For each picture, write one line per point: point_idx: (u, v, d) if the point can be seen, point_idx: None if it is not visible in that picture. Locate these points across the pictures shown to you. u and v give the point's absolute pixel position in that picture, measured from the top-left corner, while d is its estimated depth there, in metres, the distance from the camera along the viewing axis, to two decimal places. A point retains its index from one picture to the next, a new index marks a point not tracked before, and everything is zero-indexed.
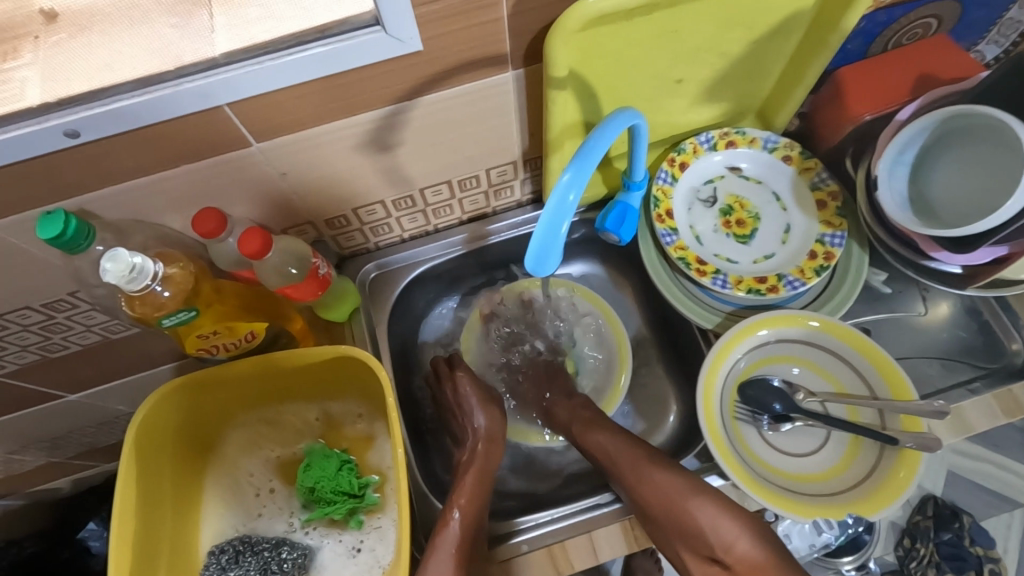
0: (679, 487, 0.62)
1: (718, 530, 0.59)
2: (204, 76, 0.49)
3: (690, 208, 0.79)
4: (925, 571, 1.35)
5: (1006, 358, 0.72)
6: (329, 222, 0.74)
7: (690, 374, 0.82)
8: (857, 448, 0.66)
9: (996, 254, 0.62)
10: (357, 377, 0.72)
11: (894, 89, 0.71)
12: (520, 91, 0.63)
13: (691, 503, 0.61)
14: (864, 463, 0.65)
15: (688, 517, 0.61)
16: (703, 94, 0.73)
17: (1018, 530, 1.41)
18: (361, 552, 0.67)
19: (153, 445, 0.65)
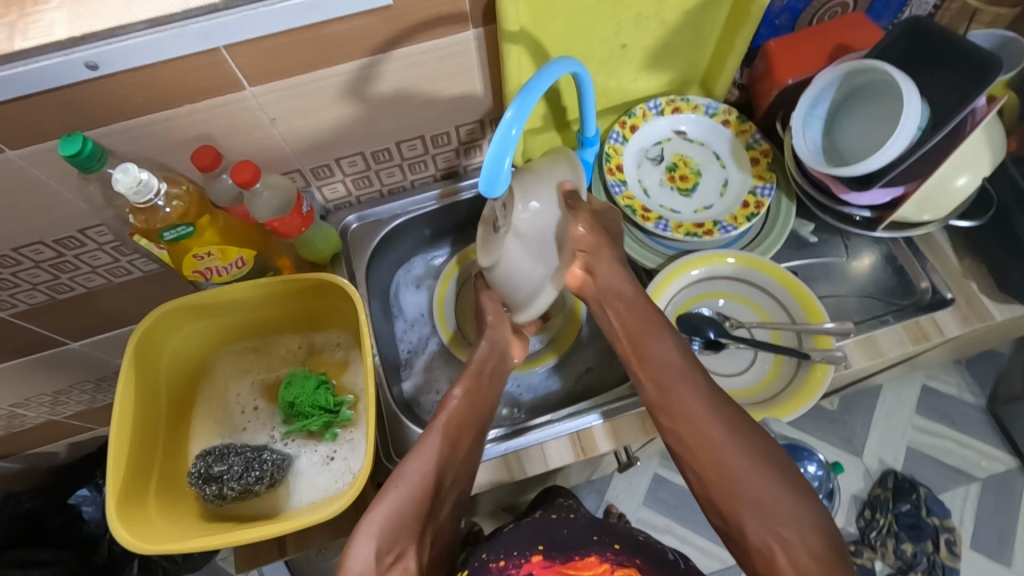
0: (679, 373, 0.61)
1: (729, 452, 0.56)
2: (206, 19, 0.58)
3: (640, 165, 0.88)
4: (885, 540, 1.36)
5: (916, 295, 0.81)
6: (314, 171, 0.82)
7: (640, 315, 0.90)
8: (779, 366, 0.76)
9: (893, 194, 0.72)
10: (337, 309, 0.80)
11: (816, 57, 0.80)
12: (482, 49, 0.73)
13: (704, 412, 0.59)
14: (783, 378, 0.74)
15: (692, 416, 0.59)
16: (647, 61, 0.83)
17: (976, 502, 1.41)
18: (335, 460, 0.75)
19: (152, 359, 0.73)
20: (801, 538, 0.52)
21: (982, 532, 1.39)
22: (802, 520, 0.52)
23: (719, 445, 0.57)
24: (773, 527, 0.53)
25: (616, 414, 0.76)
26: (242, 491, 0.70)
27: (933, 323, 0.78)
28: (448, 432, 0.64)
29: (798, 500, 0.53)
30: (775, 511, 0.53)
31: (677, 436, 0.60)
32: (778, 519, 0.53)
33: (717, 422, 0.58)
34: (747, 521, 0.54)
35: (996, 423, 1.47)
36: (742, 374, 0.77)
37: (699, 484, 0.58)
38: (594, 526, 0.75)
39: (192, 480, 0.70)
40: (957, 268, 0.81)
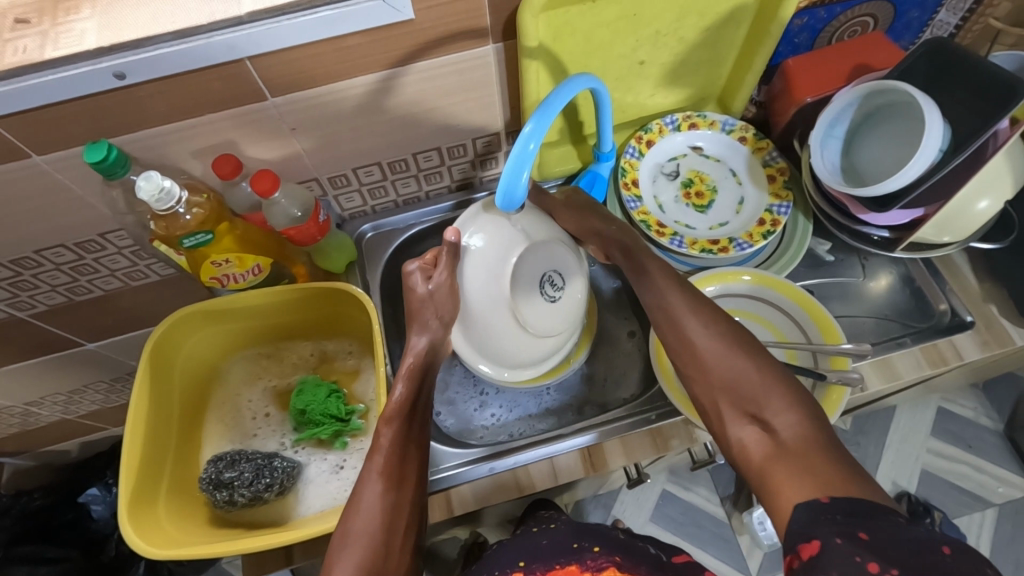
0: (665, 279, 0.62)
1: (724, 364, 0.55)
2: (232, 31, 0.59)
3: (655, 180, 0.88)
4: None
5: (934, 318, 0.80)
6: (331, 180, 0.83)
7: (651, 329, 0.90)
8: None
9: (913, 215, 0.72)
10: (351, 317, 0.80)
11: (835, 77, 0.80)
12: (501, 63, 0.74)
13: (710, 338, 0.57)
14: None
15: (674, 318, 0.59)
16: (664, 77, 0.83)
17: (992, 529, 1.38)
18: (344, 469, 0.75)
19: (166, 362, 0.73)
20: (783, 424, 0.51)
21: (998, 559, 1.36)
22: (778, 404, 0.52)
23: (713, 339, 0.57)
24: (752, 409, 0.53)
25: (628, 430, 0.76)
26: (252, 498, 0.70)
27: (951, 346, 0.77)
28: (393, 451, 0.61)
29: (775, 385, 0.53)
30: (761, 397, 0.53)
31: (664, 336, 0.60)
32: (756, 402, 0.53)
33: (697, 321, 0.58)
34: (721, 401, 0.55)
35: (1013, 447, 1.44)
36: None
37: (686, 380, 0.58)
38: (577, 529, 0.76)
39: (202, 486, 0.71)
40: (976, 291, 0.80)
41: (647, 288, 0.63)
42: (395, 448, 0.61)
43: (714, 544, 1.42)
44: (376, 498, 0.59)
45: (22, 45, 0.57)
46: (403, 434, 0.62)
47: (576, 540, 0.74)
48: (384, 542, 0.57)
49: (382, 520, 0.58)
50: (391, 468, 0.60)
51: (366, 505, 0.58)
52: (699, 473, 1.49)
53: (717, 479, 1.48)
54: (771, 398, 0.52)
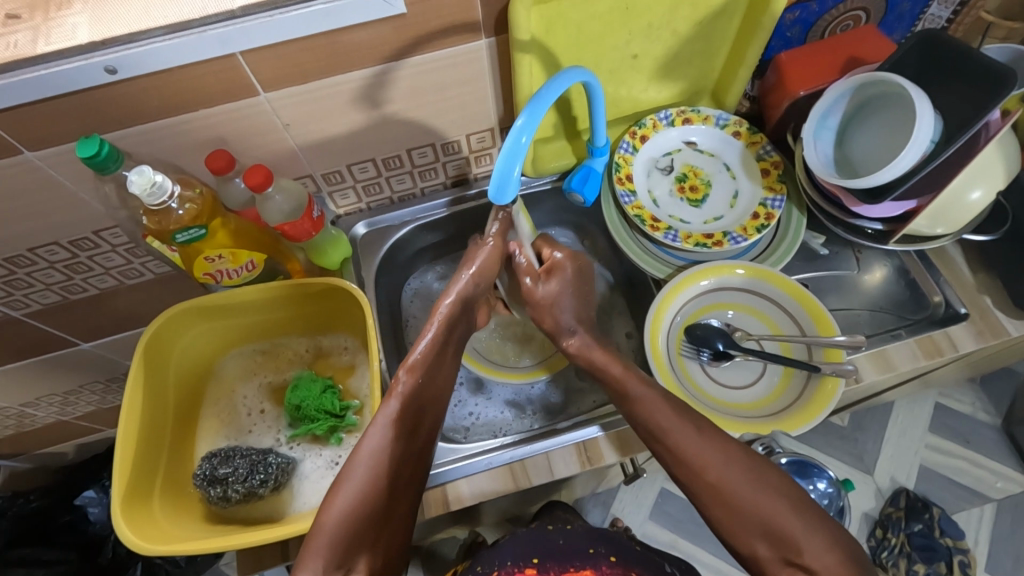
0: (671, 410, 0.61)
1: (747, 494, 0.56)
2: (223, 25, 0.59)
3: (649, 175, 0.88)
4: (897, 561, 1.34)
5: (929, 310, 0.80)
6: (326, 176, 0.83)
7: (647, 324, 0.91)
8: (789, 380, 0.74)
9: (906, 207, 0.72)
10: (346, 314, 0.80)
11: (828, 70, 0.80)
12: (493, 57, 0.74)
13: (724, 466, 0.57)
14: (793, 392, 0.73)
15: (682, 452, 0.59)
16: (657, 72, 0.83)
17: (990, 524, 1.38)
18: (339, 465, 0.75)
19: (160, 358, 0.73)
20: (822, 563, 0.51)
21: (997, 554, 1.36)
22: (815, 542, 0.52)
23: (725, 462, 0.58)
24: (788, 550, 0.53)
25: (624, 424, 0.75)
26: (247, 493, 0.69)
27: (946, 337, 0.77)
28: (389, 450, 0.59)
29: (809, 516, 0.54)
30: (795, 535, 0.53)
31: (679, 469, 0.59)
32: (791, 546, 0.53)
33: (711, 451, 0.58)
34: (758, 543, 0.55)
35: (1011, 443, 1.44)
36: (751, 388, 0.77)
37: (709, 512, 0.58)
38: (594, 535, 0.76)
39: (196, 481, 0.70)
40: (971, 283, 0.80)
41: (645, 412, 0.63)
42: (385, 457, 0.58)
43: (713, 542, 1.42)
44: (354, 501, 0.56)
45: (13, 40, 0.57)
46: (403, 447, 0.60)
47: (591, 546, 0.73)
48: (352, 546, 0.55)
49: (354, 523, 0.55)
50: (379, 468, 0.58)
51: (342, 509, 0.55)
52: None
53: None
54: (806, 534, 0.53)
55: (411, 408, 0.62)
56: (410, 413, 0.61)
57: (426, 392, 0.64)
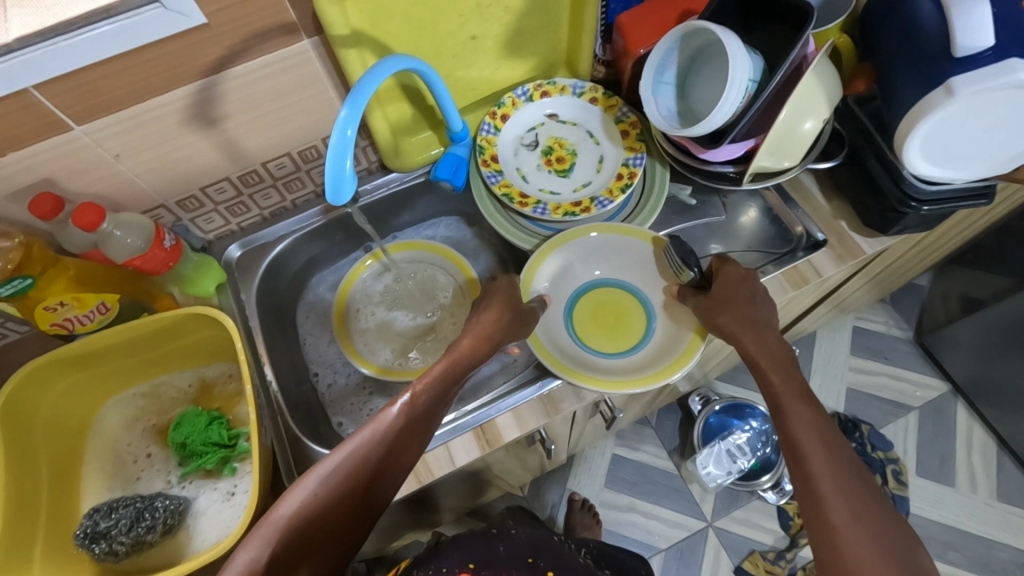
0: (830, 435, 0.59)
1: (849, 504, 0.53)
2: (4, 61, 0.55)
3: (516, 153, 0.88)
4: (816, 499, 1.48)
5: (794, 242, 0.84)
6: (181, 203, 0.80)
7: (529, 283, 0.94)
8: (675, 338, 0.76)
9: (747, 145, 0.74)
10: (224, 340, 0.77)
11: (662, 25, 0.82)
12: (324, 58, 0.72)
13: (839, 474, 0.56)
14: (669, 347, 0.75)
15: (810, 473, 0.57)
16: (502, 49, 0.83)
17: (915, 431, 1.47)
18: (236, 495, 0.72)
19: (20, 423, 0.68)
20: None
21: (924, 458, 1.44)
22: None
23: (851, 494, 0.54)
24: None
25: (517, 402, 0.76)
26: (135, 544, 0.66)
27: (809, 265, 0.80)
28: (369, 451, 0.58)
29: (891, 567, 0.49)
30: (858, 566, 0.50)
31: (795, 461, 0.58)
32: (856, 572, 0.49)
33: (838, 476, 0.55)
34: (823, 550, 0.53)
35: (923, 351, 1.53)
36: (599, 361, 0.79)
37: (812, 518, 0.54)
38: (531, 545, 0.77)
39: (77, 541, 0.65)
40: (826, 209, 0.84)
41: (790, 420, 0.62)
42: (328, 485, 0.55)
43: (668, 496, 1.46)
44: (303, 503, 0.55)
45: None
46: (354, 484, 0.56)
47: (532, 556, 0.74)
48: (289, 559, 0.53)
49: (299, 530, 0.54)
50: (347, 471, 0.56)
51: (292, 504, 0.54)
52: (644, 431, 1.53)
53: (662, 434, 1.52)
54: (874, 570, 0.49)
55: (391, 443, 0.59)
56: (390, 440, 0.59)
57: (409, 430, 0.60)
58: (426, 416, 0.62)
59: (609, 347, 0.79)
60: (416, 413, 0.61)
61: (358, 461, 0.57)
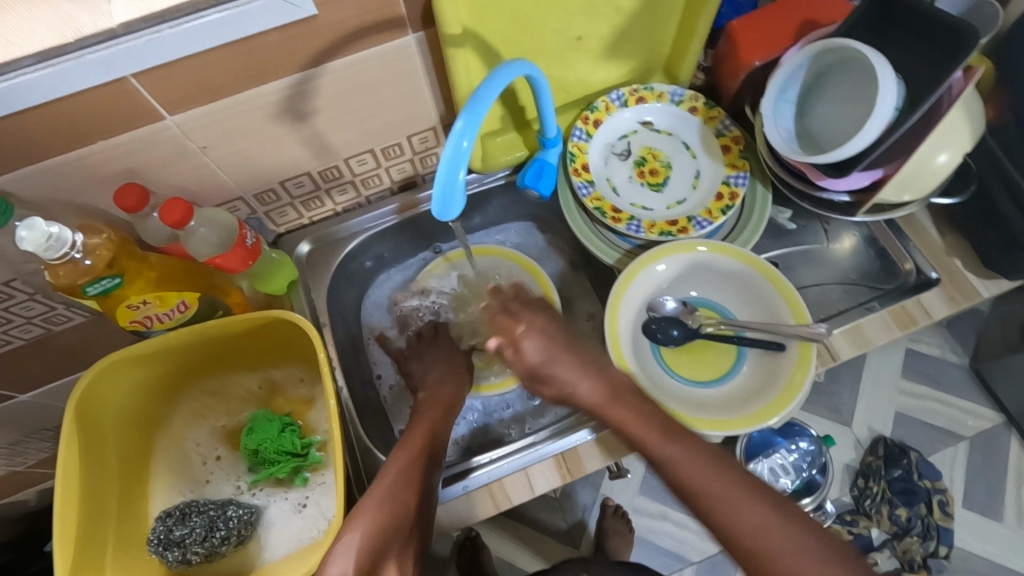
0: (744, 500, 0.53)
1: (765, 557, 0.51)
2: (104, 47, 0.51)
3: (606, 162, 0.83)
4: (879, 507, 1.34)
5: (900, 278, 0.78)
6: (258, 196, 0.77)
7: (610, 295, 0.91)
8: (764, 377, 0.69)
9: (874, 177, 0.68)
10: (298, 344, 0.74)
11: (780, 36, 0.76)
12: (425, 53, 0.67)
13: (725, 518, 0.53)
14: (757, 388, 0.68)
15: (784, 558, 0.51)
16: (605, 51, 0.77)
17: (965, 462, 1.40)
18: (308, 506, 0.70)
19: (95, 422, 0.66)
20: None
21: (972, 489, 1.38)
22: None
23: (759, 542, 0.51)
24: None
25: (601, 430, 0.72)
26: (208, 554, 0.64)
27: (919, 305, 0.75)
28: (407, 465, 0.62)
29: None
30: None
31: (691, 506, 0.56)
32: None
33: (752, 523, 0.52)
34: None
35: (980, 380, 1.45)
36: (700, 405, 0.68)
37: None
38: None
39: (152, 548, 0.64)
40: (939, 244, 0.78)
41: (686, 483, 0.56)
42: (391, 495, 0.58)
43: None
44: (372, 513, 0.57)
45: None
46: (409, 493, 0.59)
47: None
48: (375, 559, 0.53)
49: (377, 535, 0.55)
50: (400, 488, 0.59)
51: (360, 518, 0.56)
52: None
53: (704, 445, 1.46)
54: None
55: (424, 460, 0.64)
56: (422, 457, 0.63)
57: (435, 448, 0.66)
58: (437, 446, 0.67)
59: (700, 376, 0.72)
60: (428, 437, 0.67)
61: (408, 477, 0.61)
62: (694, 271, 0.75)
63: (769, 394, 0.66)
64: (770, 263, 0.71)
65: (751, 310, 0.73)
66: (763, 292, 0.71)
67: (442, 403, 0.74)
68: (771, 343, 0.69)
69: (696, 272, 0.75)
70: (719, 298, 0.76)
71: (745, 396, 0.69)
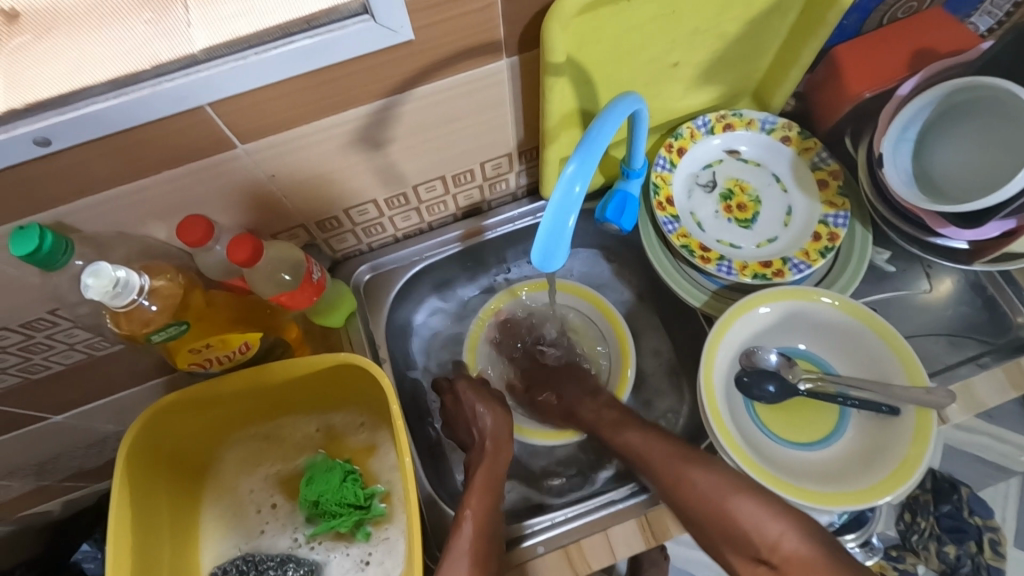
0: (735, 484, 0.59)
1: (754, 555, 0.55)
2: (183, 75, 0.46)
3: (690, 194, 0.77)
4: (927, 543, 1.24)
5: (1012, 333, 0.72)
6: (320, 225, 0.71)
7: (683, 334, 0.84)
8: (875, 445, 0.62)
9: (1005, 228, 0.60)
10: (359, 386, 0.68)
11: (893, 65, 0.69)
12: (516, 79, 0.61)
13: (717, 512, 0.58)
14: (867, 457, 0.62)
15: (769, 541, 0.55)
16: (700, 76, 0.71)
17: (1017, 497, 1.31)
18: (370, 565, 0.65)
19: (146, 470, 0.62)
20: None
21: None
22: None
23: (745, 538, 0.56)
24: None
25: None
26: None
27: None
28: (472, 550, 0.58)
29: None
30: None
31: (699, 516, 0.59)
32: None
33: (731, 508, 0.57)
34: None
35: None
36: (802, 474, 0.63)
37: None
38: None
39: None
40: None
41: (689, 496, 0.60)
42: None
43: None
44: None
45: None
46: None
47: None
48: None
49: None
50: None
51: None
52: None
53: None
54: None
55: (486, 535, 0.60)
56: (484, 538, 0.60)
57: (493, 520, 0.62)
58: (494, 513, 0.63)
59: (798, 439, 0.67)
60: (487, 509, 0.63)
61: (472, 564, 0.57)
62: (793, 321, 0.69)
63: (883, 467, 0.60)
64: (878, 315, 0.65)
65: (859, 367, 0.67)
66: (872, 348, 0.65)
67: (491, 453, 0.69)
68: (882, 406, 0.63)
69: (795, 323, 0.69)
70: (819, 350, 0.70)
71: (849, 465, 0.63)
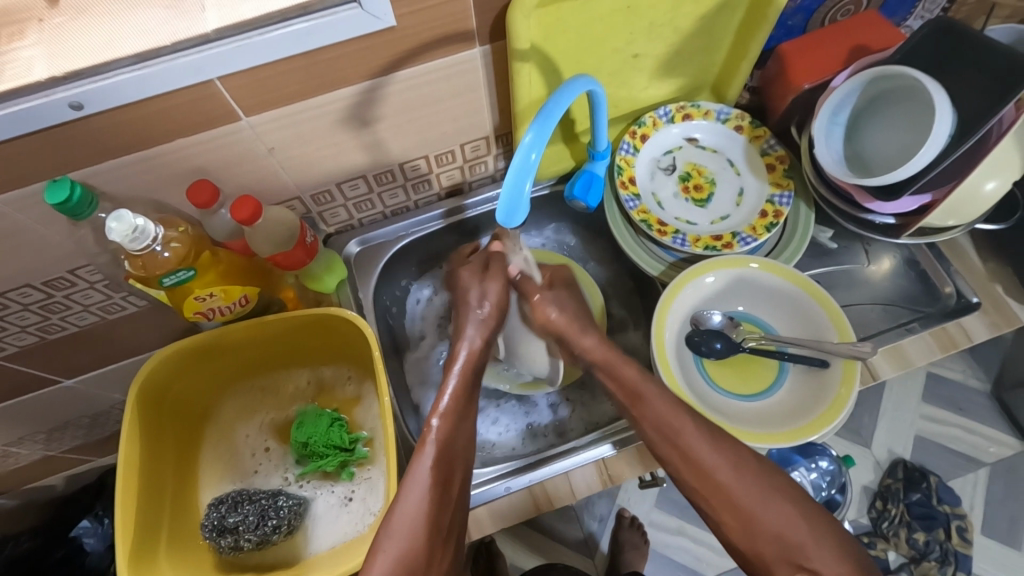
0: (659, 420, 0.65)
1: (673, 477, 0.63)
2: (197, 51, 0.54)
3: (652, 176, 0.85)
4: (897, 530, 1.30)
5: (941, 301, 0.79)
6: (314, 198, 0.79)
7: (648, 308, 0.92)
8: (808, 395, 0.70)
9: (921, 202, 0.69)
10: (347, 343, 0.76)
11: (832, 60, 0.77)
12: (489, 65, 0.69)
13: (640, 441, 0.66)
14: (802, 404, 0.69)
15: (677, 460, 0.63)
16: (659, 69, 0.79)
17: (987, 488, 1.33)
18: (353, 501, 0.72)
19: (155, 409, 0.69)
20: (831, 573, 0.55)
21: (994, 518, 1.31)
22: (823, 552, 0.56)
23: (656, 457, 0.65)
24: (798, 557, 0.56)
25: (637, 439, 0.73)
26: (259, 542, 0.66)
27: (960, 329, 0.76)
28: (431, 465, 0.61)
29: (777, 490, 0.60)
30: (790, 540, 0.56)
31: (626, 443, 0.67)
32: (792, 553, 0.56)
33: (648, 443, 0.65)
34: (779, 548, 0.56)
35: (1002, 408, 1.38)
36: (745, 420, 0.69)
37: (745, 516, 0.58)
38: None
39: (205, 533, 0.67)
40: (981, 270, 0.80)
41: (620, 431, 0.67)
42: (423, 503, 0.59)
43: None
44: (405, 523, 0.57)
45: None
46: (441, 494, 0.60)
47: None
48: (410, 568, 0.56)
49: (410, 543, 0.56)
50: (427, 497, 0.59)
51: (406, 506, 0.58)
52: None
53: None
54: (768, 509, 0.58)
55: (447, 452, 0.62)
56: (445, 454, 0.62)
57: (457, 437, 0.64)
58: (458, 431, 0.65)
59: (742, 391, 0.74)
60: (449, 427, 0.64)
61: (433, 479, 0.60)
62: (740, 287, 0.77)
63: (815, 412, 0.67)
64: (815, 281, 0.73)
65: (797, 328, 0.74)
66: (808, 310, 0.73)
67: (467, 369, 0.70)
68: (815, 360, 0.71)
69: (742, 288, 0.77)
70: (764, 314, 0.77)
71: (786, 413, 0.70)
